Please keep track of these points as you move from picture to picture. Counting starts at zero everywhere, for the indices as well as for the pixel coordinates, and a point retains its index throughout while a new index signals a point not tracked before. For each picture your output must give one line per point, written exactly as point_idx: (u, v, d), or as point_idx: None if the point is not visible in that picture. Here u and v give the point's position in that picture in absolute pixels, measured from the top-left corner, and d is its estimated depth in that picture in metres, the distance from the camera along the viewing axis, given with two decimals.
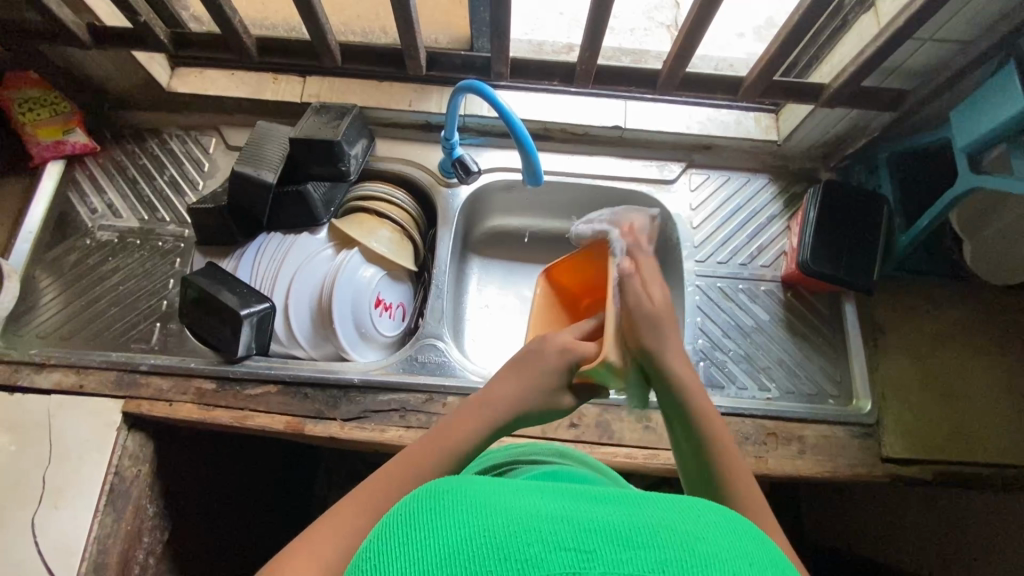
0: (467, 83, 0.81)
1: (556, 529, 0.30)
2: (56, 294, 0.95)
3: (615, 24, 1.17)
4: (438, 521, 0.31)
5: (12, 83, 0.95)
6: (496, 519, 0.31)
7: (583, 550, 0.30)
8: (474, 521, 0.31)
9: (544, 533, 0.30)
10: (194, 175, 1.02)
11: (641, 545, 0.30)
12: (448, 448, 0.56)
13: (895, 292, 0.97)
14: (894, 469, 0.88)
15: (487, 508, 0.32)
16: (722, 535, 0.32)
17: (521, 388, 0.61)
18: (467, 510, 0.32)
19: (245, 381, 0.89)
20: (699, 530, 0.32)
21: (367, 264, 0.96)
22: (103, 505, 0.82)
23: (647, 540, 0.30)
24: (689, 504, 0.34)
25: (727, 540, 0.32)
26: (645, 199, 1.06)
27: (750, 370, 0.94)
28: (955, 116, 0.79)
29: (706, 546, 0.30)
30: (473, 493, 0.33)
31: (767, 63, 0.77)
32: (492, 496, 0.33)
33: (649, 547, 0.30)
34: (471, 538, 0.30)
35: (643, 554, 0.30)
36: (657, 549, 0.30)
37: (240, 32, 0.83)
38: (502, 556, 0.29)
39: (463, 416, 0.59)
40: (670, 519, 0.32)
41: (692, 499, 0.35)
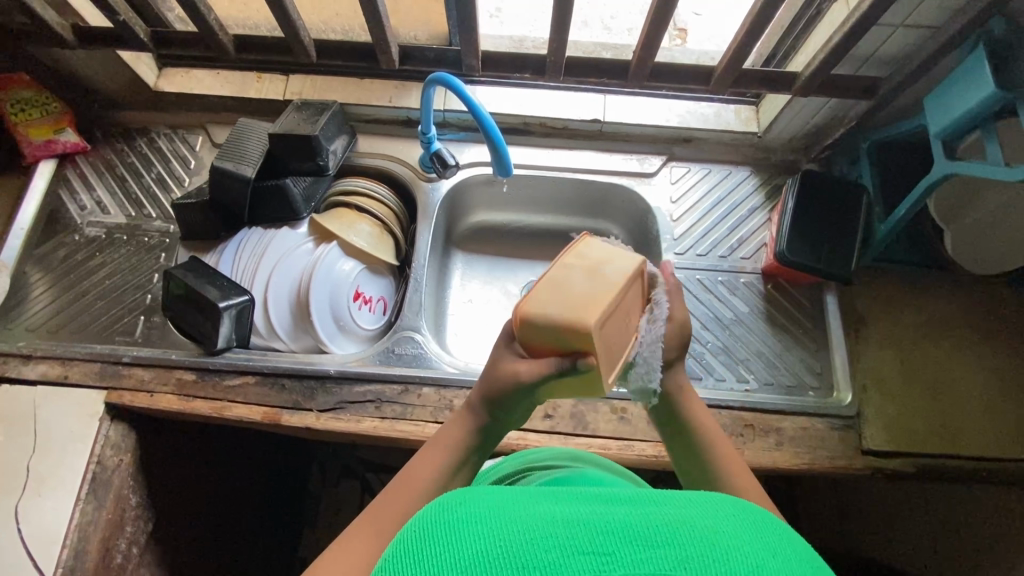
0: (437, 76, 0.82)
1: (573, 535, 0.32)
2: (45, 288, 0.97)
3: (610, 24, 1.17)
4: (455, 536, 0.32)
5: (6, 85, 0.97)
6: (516, 529, 0.32)
7: (601, 551, 0.31)
8: (492, 533, 0.32)
9: (561, 539, 0.31)
10: (180, 172, 1.04)
11: (658, 543, 0.31)
12: (451, 457, 0.57)
13: (876, 284, 0.96)
14: (874, 461, 0.86)
15: (503, 521, 0.33)
16: (735, 527, 0.33)
17: (486, 387, 0.57)
18: (485, 523, 0.33)
19: (224, 372, 0.90)
20: (712, 523, 0.33)
21: (345, 257, 0.97)
22: (85, 494, 0.83)
23: (664, 539, 0.31)
24: (699, 501, 0.36)
25: (740, 532, 0.33)
26: (625, 192, 1.06)
27: (728, 362, 0.94)
28: (929, 103, 0.79)
29: (722, 540, 0.32)
30: (490, 508, 0.34)
31: (736, 52, 0.77)
32: (508, 508, 0.34)
33: (666, 545, 0.31)
34: (491, 551, 0.31)
35: (662, 551, 0.31)
36: (673, 546, 0.31)
37: (217, 30, 0.84)
38: (522, 564, 0.30)
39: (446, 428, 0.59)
40: (683, 517, 0.33)
41: (705, 494, 0.37)
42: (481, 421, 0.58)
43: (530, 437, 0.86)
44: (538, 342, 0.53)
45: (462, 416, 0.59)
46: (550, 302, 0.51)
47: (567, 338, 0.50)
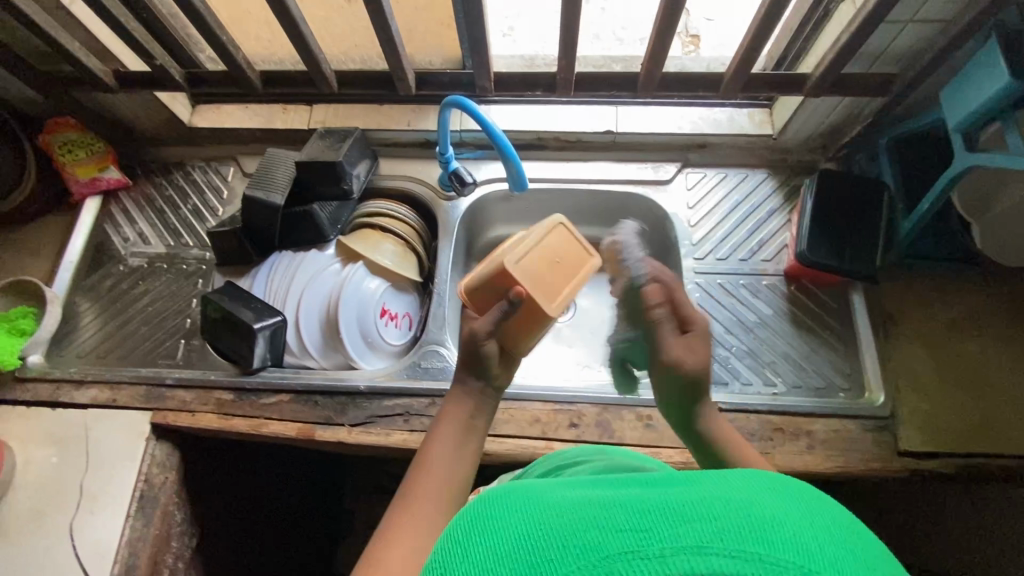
0: (452, 99, 0.86)
1: (611, 516, 0.33)
2: (94, 316, 1.03)
3: (622, 35, 1.20)
4: (505, 525, 0.36)
5: (55, 128, 1.04)
6: (558, 516, 0.35)
7: (638, 528, 0.32)
8: (533, 522, 0.35)
9: (600, 520, 0.33)
10: (215, 202, 1.10)
11: (694, 517, 0.32)
12: (452, 450, 0.60)
13: (904, 280, 0.94)
14: (912, 463, 0.84)
15: (542, 512, 0.36)
16: (774, 503, 0.33)
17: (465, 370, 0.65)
18: (528, 515, 0.36)
19: (260, 391, 0.94)
20: (748, 498, 0.34)
21: (371, 275, 1.00)
22: (134, 510, 0.88)
23: (698, 511, 0.32)
24: (739, 480, 0.36)
25: (779, 507, 0.33)
26: (642, 200, 1.07)
27: (754, 365, 0.93)
28: (946, 96, 0.78)
29: (760, 515, 0.32)
30: (538, 502, 0.37)
31: (744, 56, 0.78)
32: (550, 501, 0.37)
33: (702, 518, 0.32)
34: (531, 536, 0.34)
35: (698, 523, 0.31)
36: (709, 518, 0.32)
37: (244, 66, 0.90)
38: (562, 544, 0.32)
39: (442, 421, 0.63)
40: (720, 493, 0.34)
41: (745, 474, 0.37)
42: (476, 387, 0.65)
43: (557, 446, 0.87)
44: (488, 302, 0.72)
45: (447, 415, 0.63)
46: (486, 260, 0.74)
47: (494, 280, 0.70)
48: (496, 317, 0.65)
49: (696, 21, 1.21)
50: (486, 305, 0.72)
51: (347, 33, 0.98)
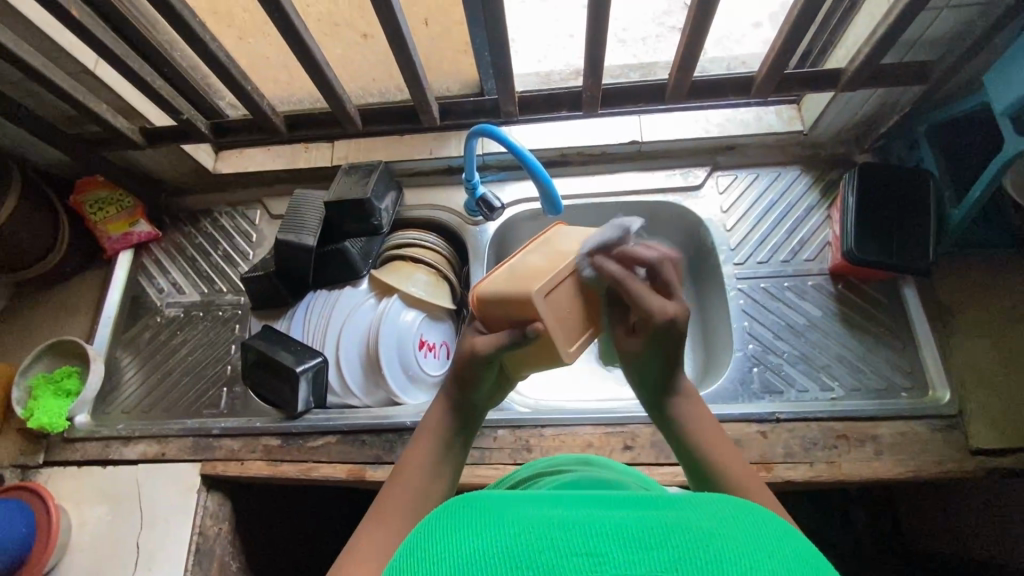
0: (478, 127, 0.85)
1: (568, 538, 0.33)
2: (136, 371, 1.04)
3: (624, 36, 1.16)
4: (458, 536, 0.35)
5: (86, 188, 1.07)
6: (512, 531, 0.34)
7: (594, 550, 0.32)
8: (484, 535, 0.35)
9: (557, 541, 0.33)
10: (244, 246, 1.11)
11: (652, 545, 0.33)
12: (428, 472, 0.58)
13: (956, 270, 0.91)
14: (987, 461, 0.81)
15: (496, 522, 0.36)
16: (738, 530, 0.34)
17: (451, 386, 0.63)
18: (479, 522, 0.36)
19: (307, 434, 0.93)
20: (710, 526, 0.34)
21: (407, 308, 0.99)
22: (192, 565, 0.87)
23: (661, 540, 0.33)
24: (701, 507, 0.37)
25: (742, 534, 0.34)
26: (674, 208, 1.05)
27: (809, 370, 0.90)
28: (989, 80, 0.75)
29: (717, 541, 0.33)
30: (493, 513, 0.37)
31: (776, 57, 0.76)
32: (506, 510, 0.37)
33: (660, 547, 0.32)
34: (480, 544, 0.34)
35: (657, 553, 0.32)
36: (669, 548, 0.32)
37: (269, 112, 0.90)
38: (516, 563, 0.32)
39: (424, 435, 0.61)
40: (683, 521, 0.35)
41: (711, 503, 0.38)
42: (463, 403, 0.63)
43: None
44: (499, 322, 0.61)
45: (427, 433, 0.61)
46: (510, 271, 0.61)
47: (513, 306, 0.58)
48: (505, 344, 0.58)
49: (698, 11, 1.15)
50: (495, 323, 0.61)
51: (365, 68, 0.98)
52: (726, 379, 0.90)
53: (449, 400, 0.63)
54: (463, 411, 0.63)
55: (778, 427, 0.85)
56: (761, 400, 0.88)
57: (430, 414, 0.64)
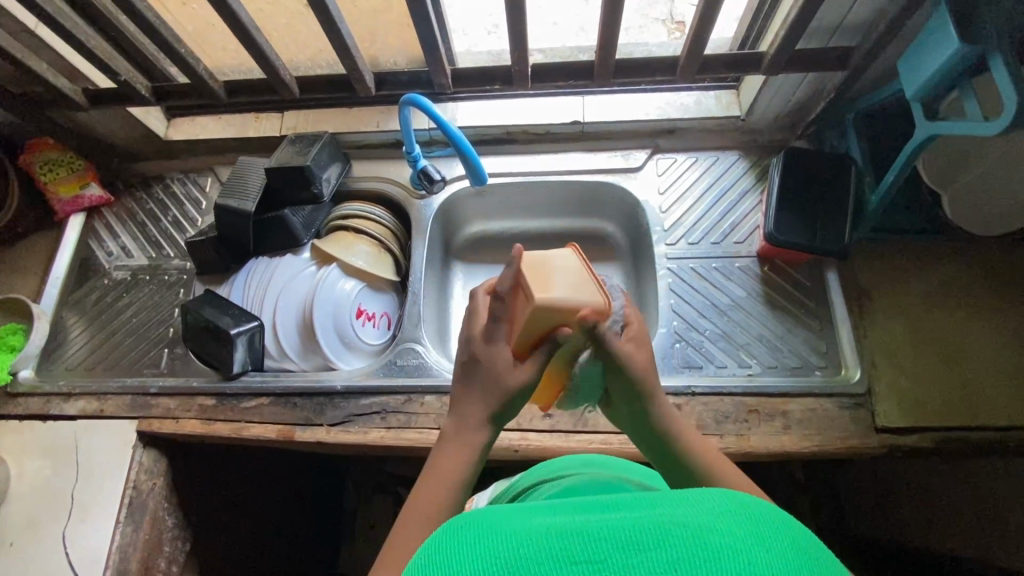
0: (407, 98, 0.85)
1: (568, 546, 0.36)
2: (81, 330, 1.06)
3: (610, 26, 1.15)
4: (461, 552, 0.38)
5: (35, 149, 1.06)
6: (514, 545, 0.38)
7: (595, 557, 0.35)
8: (490, 550, 0.38)
9: (556, 550, 0.36)
10: (193, 213, 1.13)
11: (651, 547, 0.35)
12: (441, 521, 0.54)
13: (877, 256, 0.93)
14: (890, 438, 0.84)
15: (495, 541, 0.38)
16: (730, 524, 0.37)
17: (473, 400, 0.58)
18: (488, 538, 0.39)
19: (240, 395, 0.96)
20: (708, 524, 0.36)
21: (345, 277, 1.02)
22: (124, 516, 0.90)
23: (657, 543, 0.35)
24: (692, 500, 0.39)
25: (735, 528, 0.36)
26: (612, 188, 1.07)
27: (728, 348, 0.92)
28: (902, 67, 0.77)
29: (713, 540, 0.35)
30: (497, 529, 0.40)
31: (695, 38, 0.78)
32: (508, 525, 0.40)
33: (657, 548, 0.35)
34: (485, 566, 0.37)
35: (653, 556, 0.35)
36: (666, 550, 0.35)
37: (207, 78, 0.91)
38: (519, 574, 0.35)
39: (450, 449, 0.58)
40: (679, 517, 0.37)
41: (704, 494, 0.39)
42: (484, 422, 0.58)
43: (531, 436, 0.88)
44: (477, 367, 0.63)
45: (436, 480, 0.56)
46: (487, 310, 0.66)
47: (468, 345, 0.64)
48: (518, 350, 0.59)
49: (681, 8, 1.19)
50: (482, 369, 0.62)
51: (310, 38, 0.99)
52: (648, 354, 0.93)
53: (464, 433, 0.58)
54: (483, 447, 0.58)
55: (692, 400, 0.88)
56: (680, 374, 0.91)
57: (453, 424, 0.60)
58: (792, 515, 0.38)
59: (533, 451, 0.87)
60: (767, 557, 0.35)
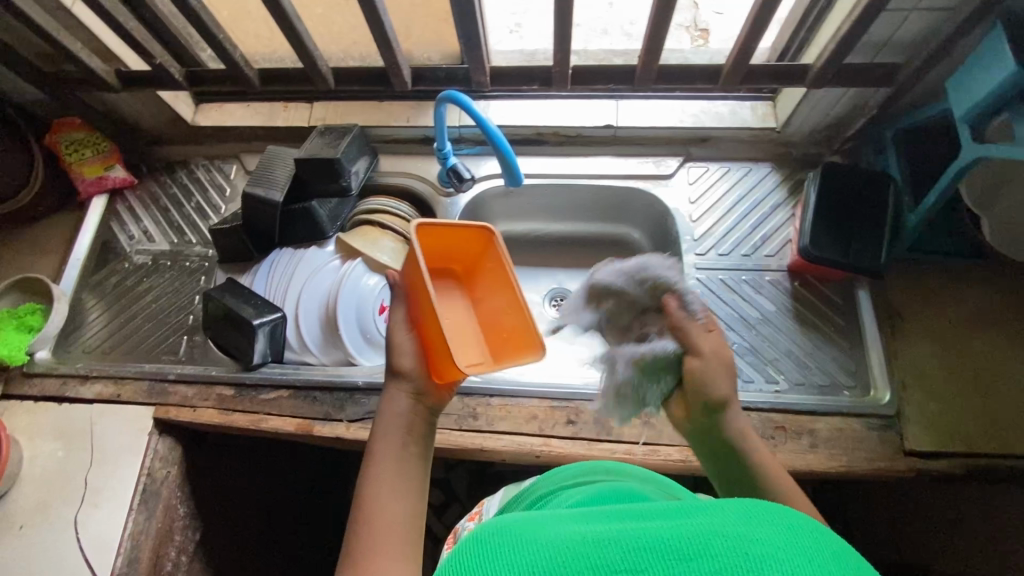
0: (446, 94, 0.84)
1: (609, 555, 0.37)
2: (99, 314, 1.05)
3: (631, 29, 1.15)
4: (501, 558, 0.39)
5: (59, 128, 1.07)
6: (554, 552, 0.39)
7: (636, 566, 0.36)
8: (531, 557, 0.39)
9: (596, 559, 0.37)
10: (217, 200, 1.12)
11: (692, 556, 0.36)
12: (395, 497, 0.55)
13: (910, 277, 0.92)
14: (918, 462, 0.82)
15: (537, 546, 0.40)
16: (768, 534, 0.37)
17: (390, 379, 0.60)
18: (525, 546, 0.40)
19: (260, 387, 0.95)
20: (747, 534, 0.37)
21: (370, 272, 1.00)
22: (137, 504, 0.89)
23: (696, 552, 0.36)
24: (727, 510, 0.40)
25: (773, 538, 0.37)
26: (642, 194, 1.05)
27: (756, 362, 0.91)
28: (951, 86, 0.76)
29: (754, 549, 0.36)
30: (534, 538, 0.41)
31: (743, 46, 0.76)
32: (544, 533, 0.41)
33: (698, 558, 0.36)
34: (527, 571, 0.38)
35: (694, 565, 0.36)
36: (705, 559, 0.36)
37: (243, 65, 0.90)
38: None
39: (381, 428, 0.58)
40: (716, 527, 0.38)
41: (738, 506, 0.40)
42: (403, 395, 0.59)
43: (554, 443, 0.87)
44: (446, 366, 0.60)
45: (377, 462, 0.56)
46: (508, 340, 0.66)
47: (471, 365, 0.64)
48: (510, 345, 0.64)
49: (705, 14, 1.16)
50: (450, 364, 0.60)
51: (346, 29, 0.98)
52: None
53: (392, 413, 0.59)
54: (410, 410, 0.59)
55: None
56: None
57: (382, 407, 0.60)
58: (824, 528, 0.39)
59: (555, 457, 0.86)
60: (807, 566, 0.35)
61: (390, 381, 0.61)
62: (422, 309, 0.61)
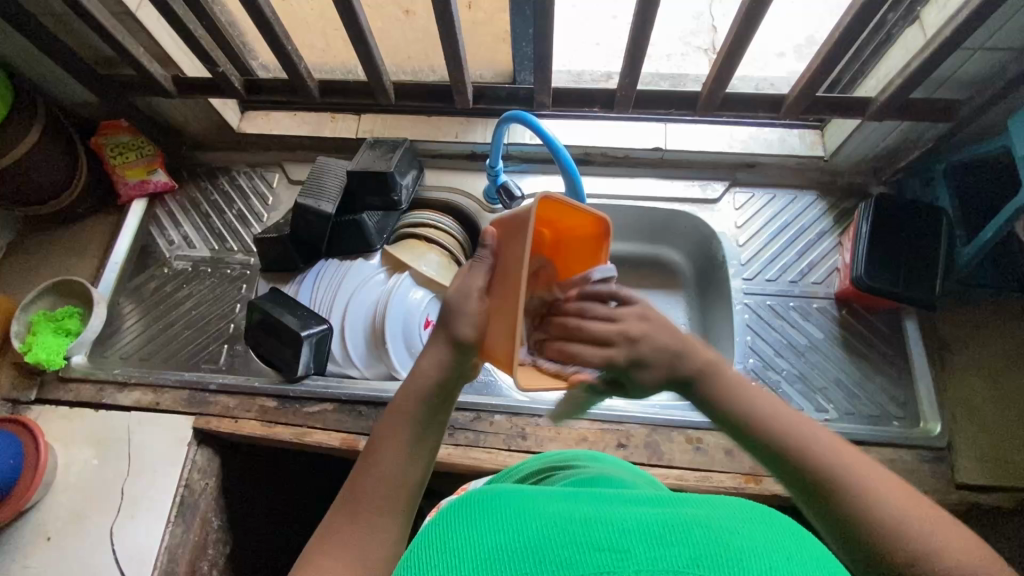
0: (512, 113, 0.84)
1: (589, 533, 0.32)
2: (137, 319, 1.03)
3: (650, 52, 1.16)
4: (475, 529, 0.34)
5: (108, 131, 1.06)
6: (532, 526, 0.33)
7: (614, 545, 0.31)
8: (506, 531, 0.34)
9: (577, 536, 0.32)
10: (259, 208, 1.11)
11: (673, 541, 0.31)
12: (400, 458, 0.52)
13: (958, 309, 0.93)
14: (970, 495, 0.82)
15: (517, 518, 0.34)
16: (758, 530, 0.32)
17: (440, 335, 0.56)
18: (501, 519, 0.35)
19: (303, 399, 0.93)
20: (737, 527, 0.32)
21: (416, 286, 1.00)
22: (174, 516, 0.87)
23: (677, 537, 0.31)
24: (720, 505, 0.35)
25: (760, 533, 0.31)
26: (688, 218, 1.06)
27: (805, 390, 0.91)
28: (1014, 123, 0.77)
29: (739, 540, 0.31)
30: (513, 510, 0.35)
31: (810, 80, 0.78)
32: (524, 507, 0.36)
33: (680, 543, 0.30)
34: (497, 546, 0.32)
35: (675, 548, 0.30)
36: (684, 545, 0.30)
37: (304, 75, 0.90)
38: (537, 558, 0.31)
39: (402, 393, 0.54)
40: (707, 517, 0.33)
41: (732, 501, 0.35)
42: (440, 368, 0.54)
43: None
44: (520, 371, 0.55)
45: (394, 419, 0.53)
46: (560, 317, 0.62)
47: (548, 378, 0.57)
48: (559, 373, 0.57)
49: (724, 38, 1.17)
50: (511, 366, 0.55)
51: (404, 44, 0.98)
52: None
53: (420, 385, 0.54)
54: (444, 375, 0.54)
55: None
56: None
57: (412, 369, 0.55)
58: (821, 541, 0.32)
59: None
60: (795, 567, 0.29)
61: (440, 337, 0.55)
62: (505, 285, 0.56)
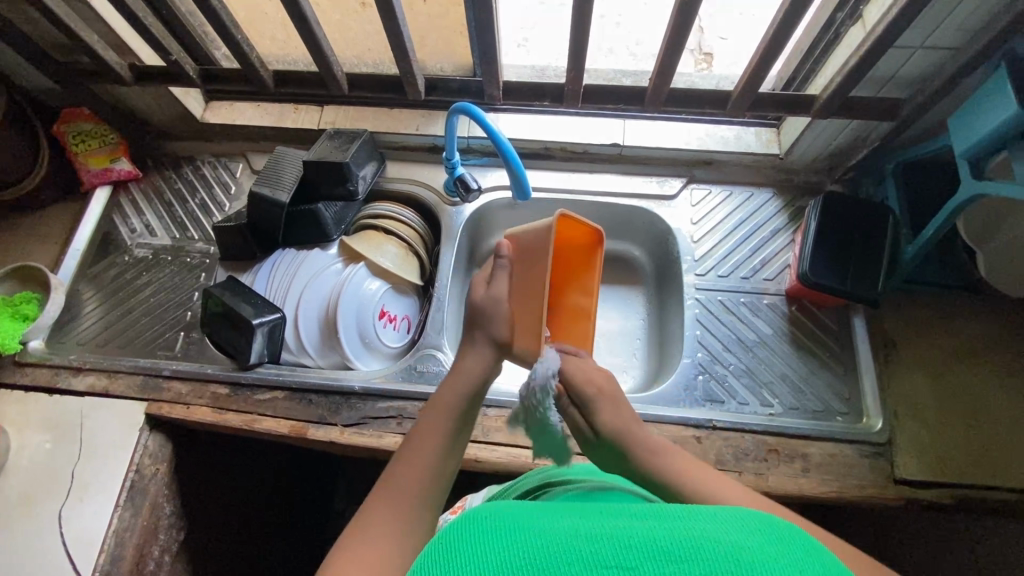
0: (460, 105, 0.85)
1: (595, 550, 0.34)
2: (95, 306, 1.04)
3: (636, 50, 1.17)
4: (487, 545, 0.36)
5: (68, 118, 1.06)
6: (543, 543, 0.35)
7: (624, 563, 0.33)
8: (523, 548, 0.35)
9: (584, 553, 0.34)
10: (221, 198, 1.11)
11: (680, 557, 0.33)
12: (439, 448, 0.59)
13: (903, 307, 0.94)
14: (909, 491, 0.83)
15: (528, 533, 0.37)
16: (757, 542, 0.35)
17: (483, 338, 0.67)
18: (512, 536, 0.36)
19: (254, 387, 0.94)
20: (737, 541, 0.34)
21: (372, 277, 1.01)
22: (123, 500, 0.88)
23: (682, 553, 0.33)
24: (718, 517, 0.37)
25: (759, 546, 0.34)
26: (645, 214, 1.07)
27: (751, 385, 0.92)
28: (954, 122, 0.77)
29: (743, 555, 0.33)
30: (523, 528, 0.37)
31: (751, 75, 0.78)
32: (532, 525, 0.38)
33: (686, 559, 0.33)
34: (512, 563, 0.34)
35: (684, 566, 0.32)
36: (693, 561, 0.33)
37: (258, 66, 0.92)
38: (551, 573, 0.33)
39: (449, 385, 0.64)
40: (710, 532, 0.35)
41: (729, 513, 0.38)
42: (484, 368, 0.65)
43: (548, 456, 0.87)
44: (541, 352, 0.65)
45: (439, 410, 0.62)
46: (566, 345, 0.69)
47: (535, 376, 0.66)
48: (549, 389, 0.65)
49: (709, 40, 1.19)
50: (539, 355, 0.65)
51: (361, 37, 0.99)
52: (671, 384, 0.92)
53: (465, 381, 0.64)
54: (482, 380, 0.65)
55: (713, 434, 0.87)
56: (702, 407, 0.90)
57: (459, 365, 0.66)
58: (820, 550, 0.36)
59: None
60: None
61: (481, 340, 0.67)
62: (523, 295, 0.67)
